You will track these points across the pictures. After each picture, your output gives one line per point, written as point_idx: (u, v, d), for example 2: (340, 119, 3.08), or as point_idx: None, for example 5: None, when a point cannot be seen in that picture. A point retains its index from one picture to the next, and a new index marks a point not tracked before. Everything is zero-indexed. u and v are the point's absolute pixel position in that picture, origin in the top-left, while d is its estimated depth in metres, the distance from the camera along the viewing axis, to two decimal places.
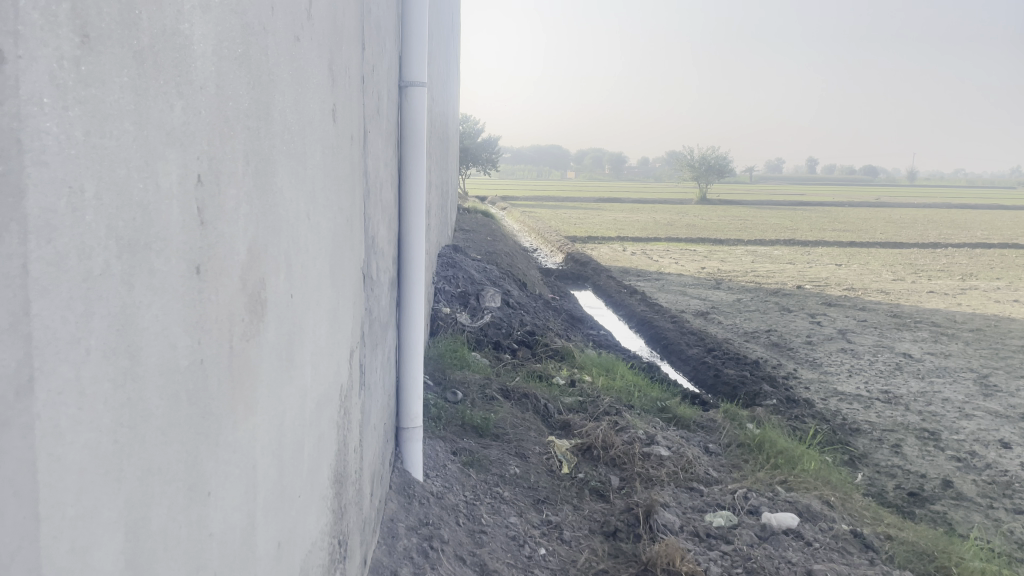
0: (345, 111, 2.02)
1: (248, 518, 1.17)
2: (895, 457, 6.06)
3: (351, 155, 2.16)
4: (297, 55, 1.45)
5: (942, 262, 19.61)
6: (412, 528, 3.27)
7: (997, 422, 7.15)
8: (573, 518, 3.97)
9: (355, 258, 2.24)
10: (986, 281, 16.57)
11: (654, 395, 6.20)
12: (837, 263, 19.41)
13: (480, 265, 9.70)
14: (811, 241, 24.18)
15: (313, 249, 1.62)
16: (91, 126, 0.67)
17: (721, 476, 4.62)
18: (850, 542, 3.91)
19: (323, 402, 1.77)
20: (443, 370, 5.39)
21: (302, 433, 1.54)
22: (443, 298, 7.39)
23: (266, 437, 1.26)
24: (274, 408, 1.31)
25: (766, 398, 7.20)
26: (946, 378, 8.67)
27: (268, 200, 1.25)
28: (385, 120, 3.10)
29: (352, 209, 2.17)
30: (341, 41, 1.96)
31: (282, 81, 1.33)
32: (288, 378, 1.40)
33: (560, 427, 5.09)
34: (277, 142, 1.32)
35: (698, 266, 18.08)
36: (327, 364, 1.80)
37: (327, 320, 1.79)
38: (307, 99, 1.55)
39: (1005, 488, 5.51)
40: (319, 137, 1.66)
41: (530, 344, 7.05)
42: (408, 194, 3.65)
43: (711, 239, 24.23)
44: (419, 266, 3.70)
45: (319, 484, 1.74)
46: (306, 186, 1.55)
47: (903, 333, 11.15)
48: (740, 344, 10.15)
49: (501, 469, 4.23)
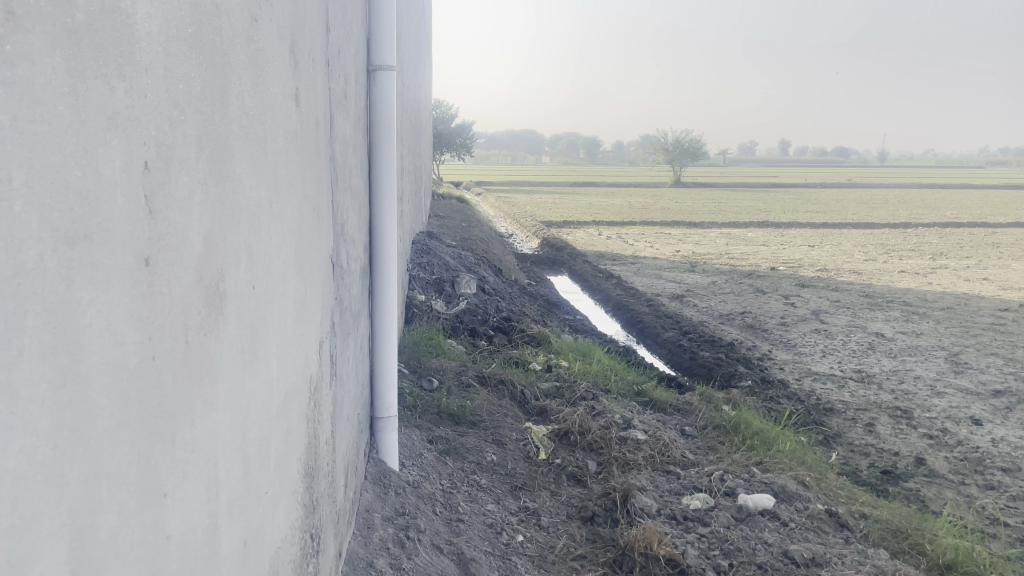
0: (309, 96, 1.96)
1: (210, 518, 1.13)
2: (868, 436, 6.13)
3: (317, 141, 2.10)
4: (254, 35, 1.39)
5: (913, 243, 19.81)
6: (388, 519, 3.24)
7: (968, 399, 7.25)
8: (550, 504, 3.96)
9: (323, 245, 2.18)
10: (955, 260, 16.77)
11: (630, 379, 6.20)
12: (810, 244, 19.55)
13: (455, 252, 9.64)
14: (785, 224, 24.35)
15: (275, 238, 1.57)
16: (19, 109, 0.63)
17: (698, 459, 4.63)
18: (826, 522, 3.94)
19: (291, 395, 1.72)
20: (419, 357, 5.35)
21: (269, 428, 1.50)
22: (419, 285, 7.33)
23: (227, 434, 1.21)
24: (236, 403, 1.26)
25: (741, 380, 7.25)
26: (917, 357, 8.78)
27: (225, 186, 1.20)
28: (353, 105, 3.04)
29: (319, 196, 2.11)
30: (304, 22, 1.90)
31: (238, 63, 1.28)
32: (251, 372, 1.36)
33: (537, 413, 5.07)
34: (234, 127, 1.26)
35: (673, 249, 18.15)
36: (294, 355, 1.75)
37: (293, 309, 1.75)
38: (268, 82, 1.50)
39: (976, 465, 5.58)
40: (280, 122, 1.61)
41: (506, 330, 7.02)
42: (378, 180, 3.59)
43: (686, 223, 24.31)
44: (392, 253, 3.65)
45: (288, 479, 1.70)
46: (268, 173, 1.50)
47: (875, 312, 11.28)
48: (715, 326, 10.21)
49: (478, 456, 4.20)
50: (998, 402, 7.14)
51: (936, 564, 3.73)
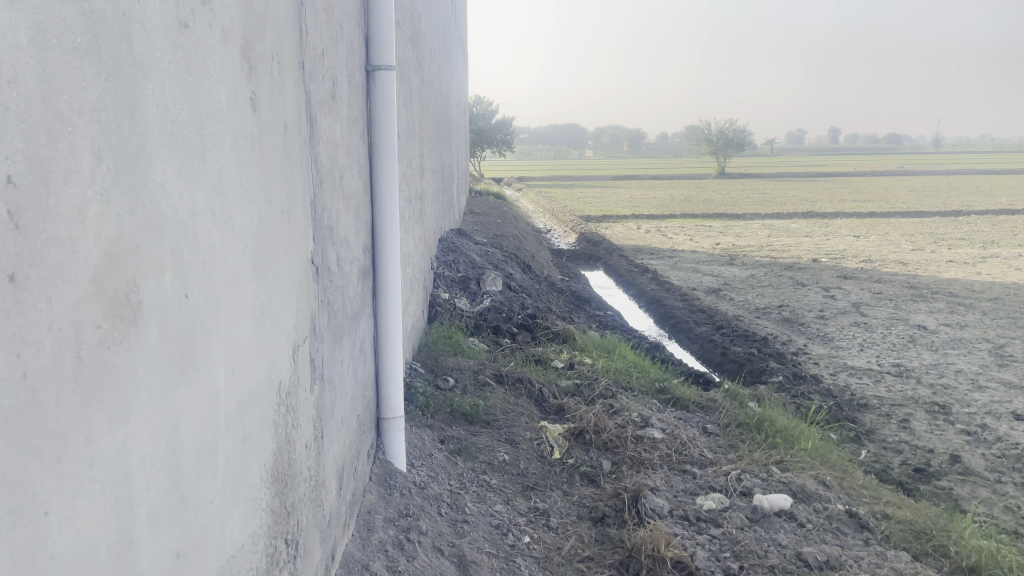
0: (272, 100, 1.93)
1: (121, 534, 1.11)
2: (902, 432, 5.95)
3: (287, 145, 2.08)
4: (185, 40, 1.37)
5: (964, 231, 19.20)
6: (390, 521, 3.24)
7: (1011, 393, 6.98)
8: (561, 504, 3.91)
9: (297, 250, 2.17)
10: (1008, 249, 16.18)
11: (654, 376, 6.11)
12: (855, 234, 19.09)
13: (483, 249, 9.62)
14: (830, 214, 23.84)
15: (221, 245, 1.55)
16: None
17: (717, 458, 4.54)
18: (845, 523, 3.82)
19: (249, 402, 1.71)
20: (437, 357, 5.34)
21: (213, 438, 1.49)
22: (443, 283, 7.33)
23: (146, 447, 1.19)
24: (161, 414, 1.25)
25: (771, 375, 7.11)
26: (960, 350, 8.49)
27: (139, 195, 1.18)
28: (345, 107, 3.02)
29: (290, 200, 2.09)
30: (263, 25, 1.87)
31: (157, 71, 1.25)
32: (183, 382, 1.34)
33: (554, 411, 5.02)
34: (155, 135, 1.25)
35: (712, 242, 17.88)
36: (252, 363, 1.74)
37: (250, 315, 1.73)
38: (206, 88, 1.48)
39: (1014, 462, 5.37)
40: (227, 127, 1.59)
41: (531, 327, 6.98)
42: (380, 180, 3.57)
43: (727, 215, 23.97)
44: (395, 254, 3.63)
45: (246, 486, 1.69)
46: (208, 180, 1.48)
47: (918, 304, 10.95)
48: (750, 321, 10.03)
49: (489, 456, 4.17)
50: None
51: (960, 567, 3.59)
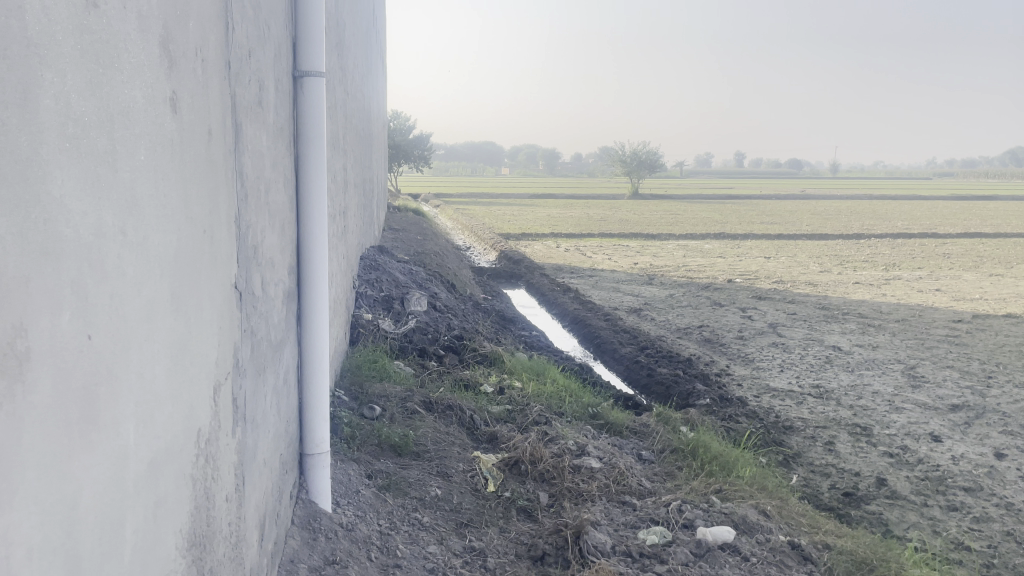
0: (195, 103, 1.67)
1: None
2: (828, 455, 5.97)
3: (211, 154, 1.81)
4: (95, 26, 1.12)
5: (868, 254, 19.91)
6: (315, 570, 2.95)
7: (926, 414, 7.14)
8: (498, 542, 3.67)
9: (220, 274, 1.89)
10: (909, 271, 16.84)
11: (585, 400, 5.96)
12: (767, 256, 19.53)
13: (406, 267, 9.33)
14: (741, 235, 24.40)
15: (134, 273, 1.28)
16: None
17: (655, 487, 4.40)
18: (788, 555, 3.73)
19: (163, 458, 1.44)
20: (361, 383, 5.05)
21: (119, 511, 1.22)
22: (366, 303, 7.02)
23: (35, 533, 0.94)
24: (53, 490, 0.99)
25: (699, 398, 7.08)
26: (874, 371, 8.68)
27: (31, 214, 0.94)
28: (271, 115, 2.74)
29: (214, 217, 1.82)
30: (187, 15, 1.61)
31: (58, 57, 1.01)
32: (87, 446, 1.09)
33: (486, 440, 4.80)
34: (54, 139, 1.00)
35: (631, 262, 17.98)
36: (168, 412, 1.46)
37: (166, 355, 1.46)
38: (120, 83, 1.23)
39: (938, 484, 5.43)
40: (142, 130, 1.33)
41: (457, 349, 6.75)
42: (307, 196, 3.30)
43: (643, 235, 24.23)
44: (322, 274, 3.35)
45: (159, 560, 1.41)
46: (120, 194, 1.22)
47: (832, 325, 11.22)
48: (672, 341, 10.06)
49: (420, 491, 3.90)
50: (956, 417, 7.04)
51: None
